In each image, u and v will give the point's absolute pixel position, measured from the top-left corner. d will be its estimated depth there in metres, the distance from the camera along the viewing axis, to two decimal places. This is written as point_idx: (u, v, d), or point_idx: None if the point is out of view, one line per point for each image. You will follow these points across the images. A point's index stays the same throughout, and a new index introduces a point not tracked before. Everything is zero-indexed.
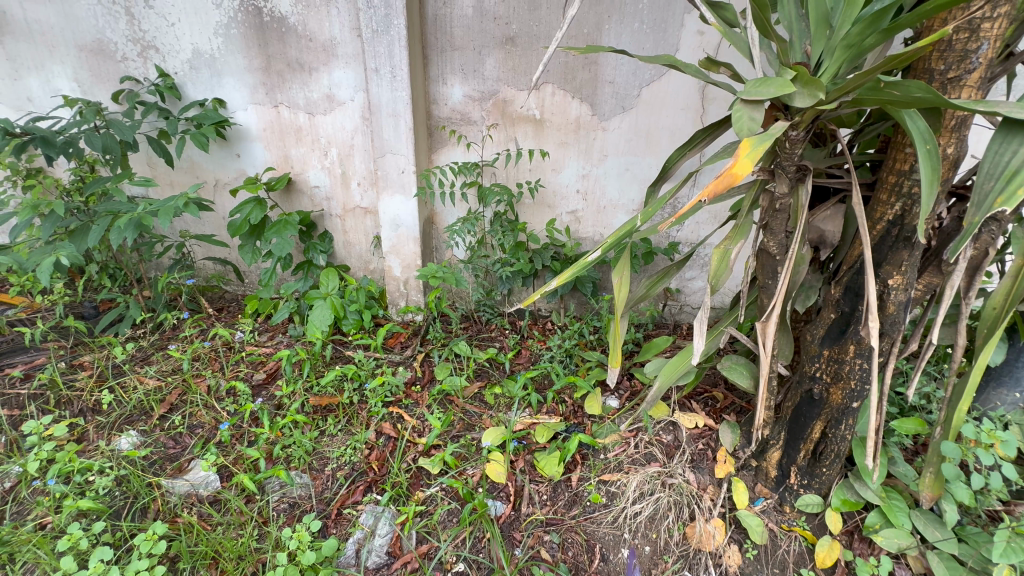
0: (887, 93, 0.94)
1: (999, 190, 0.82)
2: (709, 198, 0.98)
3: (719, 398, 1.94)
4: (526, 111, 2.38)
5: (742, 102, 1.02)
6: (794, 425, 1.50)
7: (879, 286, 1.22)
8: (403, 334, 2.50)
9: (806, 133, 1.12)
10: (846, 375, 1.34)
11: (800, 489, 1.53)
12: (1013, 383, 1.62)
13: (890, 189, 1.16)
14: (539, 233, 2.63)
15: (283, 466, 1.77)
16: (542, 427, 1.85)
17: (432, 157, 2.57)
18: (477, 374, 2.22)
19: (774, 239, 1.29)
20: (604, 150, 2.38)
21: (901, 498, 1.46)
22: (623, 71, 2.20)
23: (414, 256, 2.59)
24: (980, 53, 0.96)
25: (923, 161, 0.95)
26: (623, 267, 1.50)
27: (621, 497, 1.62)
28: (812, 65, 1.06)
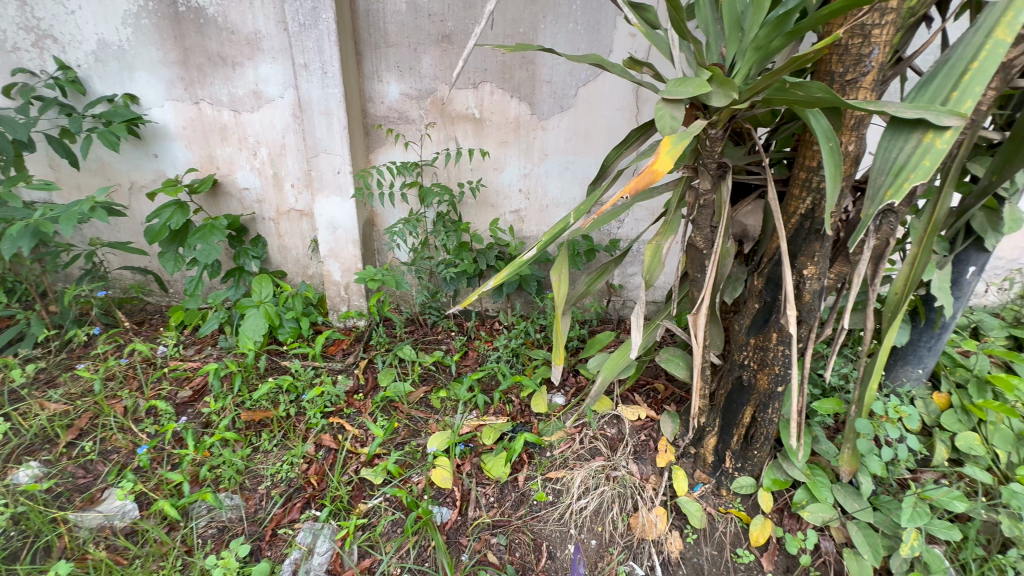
0: (793, 93, 0.99)
1: (888, 184, 0.89)
2: (631, 195, 1.01)
3: (659, 390, 1.99)
4: (465, 110, 2.35)
5: (664, 101, 1.05)
6: (727, 412, 1.56)
7: (796, 276, 1.29)
8: (345, 341, 2.40)
9: (724, 131, 1.17)
10: (771, 361, 1.42)
11: (735, 472, 1.60)
12: (916, 361, 1.77)
13: (801, 184, 1.23)
14: (483, 233, 2.61)
15: (211, 488, 1.66)
16: (489, 429, 1.84)
17: (370, 157, 2.49)
18: (423, 379, 2.17)
19: (701, 234, 1.34)
20: (544, 149, 2.39)
21: (824, 473, 1.55)
22: (560, 70, 2.23)
23: (354, 259, 2.50)
24: (873, 57, 1.03)
25: (828, 157, 1.01)
26: (561, 264, 1.51)
27: (567, 494, 1.63)
28: (727, 66, 1.11)
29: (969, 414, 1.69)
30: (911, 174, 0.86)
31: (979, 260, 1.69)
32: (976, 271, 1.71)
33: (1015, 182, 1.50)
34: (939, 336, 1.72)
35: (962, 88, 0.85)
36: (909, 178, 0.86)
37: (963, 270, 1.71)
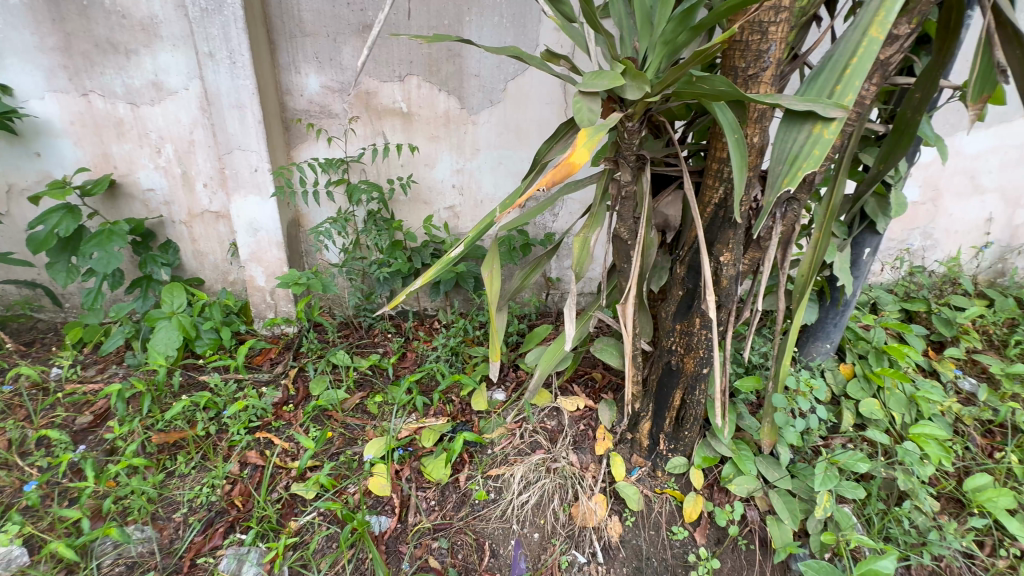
0: (699, 87, 1.02)
1: (784, 173, 0.94)
2: (549, 187, 1.00)
3: (597, 379, 2.03)
4: (392, 104, 2.28)
5: (581, 94, 1.05)
6: (659, 396, 1.62)
7: (714, 263, 1.35)
8: (272, 350, 2.26)
9: (641, 123, 1.19)
10: (696, 345, 1.48)
11: (668, 454, 1.66)
12: (825, 336, 1.92)
13: (714, 175, 1.29)
14: (417, 231, 2.55)
15: (117, 522, 1.50)
16: (428, 431, 1.80)
17: (291, 153, 2.35)
18: (358, 384, 2.08)
19: (625, 225, 1.36)
20: (475, 144, 2.36)
21: (748, 447, 1.65)
22: (487, 64, 2.20)
23: (279, 263, 2.35)
24: (771, 53, 1.09)
25: (734, 149, 1.06)
26: (493, 260, 1.49)
27: (508, 490, 1.63)
28: (640, 60, 1.13)
29: (870, 382, 1.86)
30: (803, 163, 0.92)
31: (873, 242, 1.84)
32: (871, 252, 1.86)
33: (899, 170, 1.64)
34: (843, 313, 1.87)
35: (844, 82, 0.92)
36: (802, 166, 0.92)
37: (860, 251, 1.87)
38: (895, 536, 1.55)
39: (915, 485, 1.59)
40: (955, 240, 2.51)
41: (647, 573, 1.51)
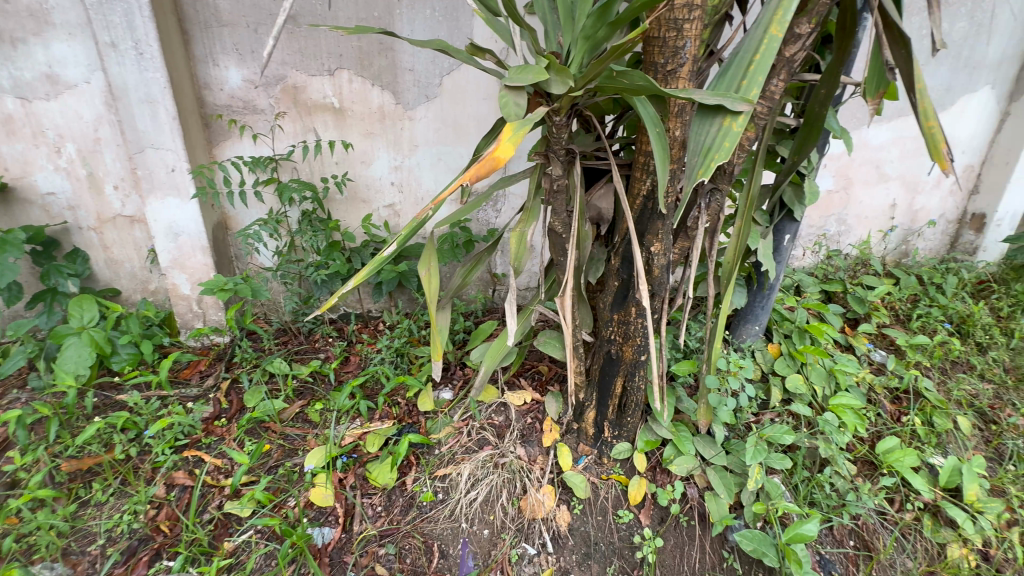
0: (619, 81, 1.05)
1: (699, 164, 1.00)
2: (474, 182, 0.99)
3: (544, 371, 2.05)
4: (322, 99, 2.18)
5: (506, 88, 1.05)
6: (602, 384, 1.66)
7: (645, 253, 1.39)
8: (202, 362, 2.13)
9: (568, 118, 1.21)
10: (633, 333, 1.52)
11: (613, 440, 1.70)
12: (754, 319, 2.03)
13: (641, 167, 1.33)
14: (356, 231, 2.46)
15: (21, 562, 1.38)
16: (372, 436, 1.76)
17: (214, 152, 2.21)
18: (298, 393, 2.00)
19: (559, 219, 1.38)
20: (413, 140, 2.29)
21: (687, 429, 1.72)
22: (421, 58, 2.15)
23: (205, 269, 2.21)
24: (686, 50, 1.13)
25: (655, 141, 1.10)
26: (430, 257, 1.47)
27: (456, 490, 1.63)
28: (564, 54, 1.14)
29: (795, 359, 2.00)
30: (715, 155, 0.97)
31: (792, 229, 1.97)
32: (791, 238, 1.99)
33: (811, 161, 1.76)
34: (768, 296, 1.99)
35: (749, 77, 0.98)
36: (714, 158, 0.97)
37: (781, 238, 1.99)
38: (818, 500, 1.68)
39: (834, 451, 1.72)
40: (866, 225, 2.74)
41: (595, 558, 1.55)
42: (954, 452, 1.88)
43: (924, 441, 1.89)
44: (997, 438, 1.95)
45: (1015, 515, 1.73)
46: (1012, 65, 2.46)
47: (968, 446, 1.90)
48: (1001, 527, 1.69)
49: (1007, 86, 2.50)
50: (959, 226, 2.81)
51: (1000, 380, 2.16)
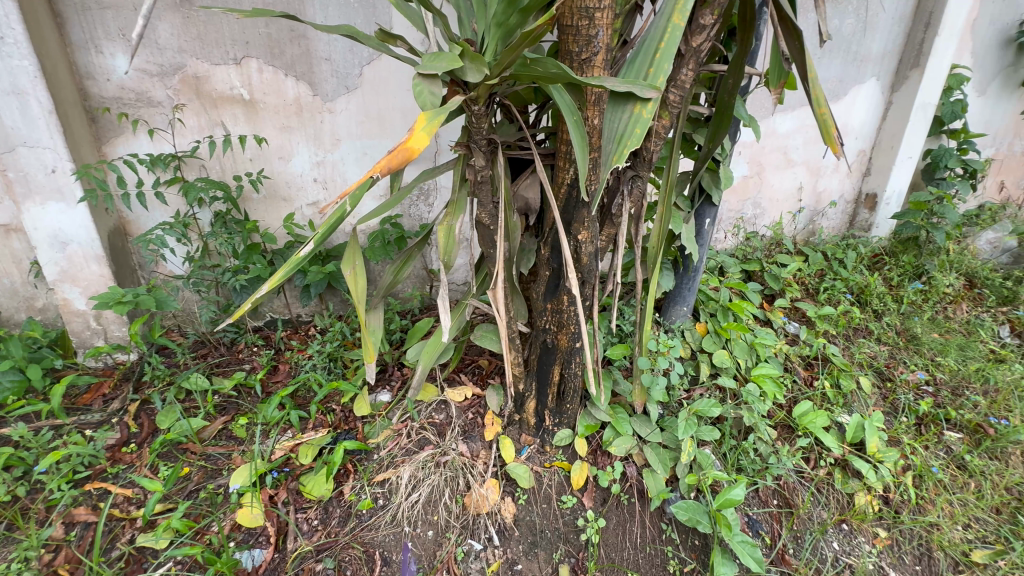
0: (534, 69, 1.04)
1: (613, 151, 1.03)
2: (388, 174, 0.93)
3: (484, 365, 2.03)
4: (229, 90, 2.02)
5: (421, 75, 1.01)
6: (540, 373, 1.67)
7: (573, 242, 1.41)
8: (106, 384, 1.93)
9: (488, 107, 1.19)
10: (566, 322, 1.54)
11: (554, 428, 1.72)
12: (682, 300, 2.13)
13: (564, 156, 1.33)
14: (278, 231, 2.31)
15: None
16: (305, 447, 1.68)
17: (104, 150, 1.99)
18: (220, 409, 1.86)
19: (486, 211, 1.36)
20: (335, 134, 2.17)
21: (624, 410, 1.77)
22: (338, 47, 2.04)
23: (103, 280, 2.00)
24: (599, 39, 1.14)
25: (573, 129, 1.11)
26: (354, 256, 1.41)
27: (397, 493, 1.59)
28: (479, 42, 1.12)
29: (720, 336, 2.11)
30: (628, 141, 1.01)
31: (711, 213, 2.07)
32: (711, 221, 2.09)
33: (724, 148, 1.86)
34: (694, 277, 2.08)
35: (655, 65, 1.03)
36: (627, 145, 1.01)
37: (702, 222, 2.09)
38: (745, 466, 1.79)
39: (756, 419, 1.85)
40: (777, 207, 2.95)
41: (541, 546, 1.57)
42: (859, 410, 2.08)
43: (833, 402, 2.07)
44: (893, 394, 2.18)
45: (909, 461, 1.95)
46: (893, 58, 2.73)
47: (869, 403, 2.11)
48: (897, 473, 1.89)
49: (889, 78, 2.78)
50: (856, 206, 3.09)
51: (894, 342, 2.41)
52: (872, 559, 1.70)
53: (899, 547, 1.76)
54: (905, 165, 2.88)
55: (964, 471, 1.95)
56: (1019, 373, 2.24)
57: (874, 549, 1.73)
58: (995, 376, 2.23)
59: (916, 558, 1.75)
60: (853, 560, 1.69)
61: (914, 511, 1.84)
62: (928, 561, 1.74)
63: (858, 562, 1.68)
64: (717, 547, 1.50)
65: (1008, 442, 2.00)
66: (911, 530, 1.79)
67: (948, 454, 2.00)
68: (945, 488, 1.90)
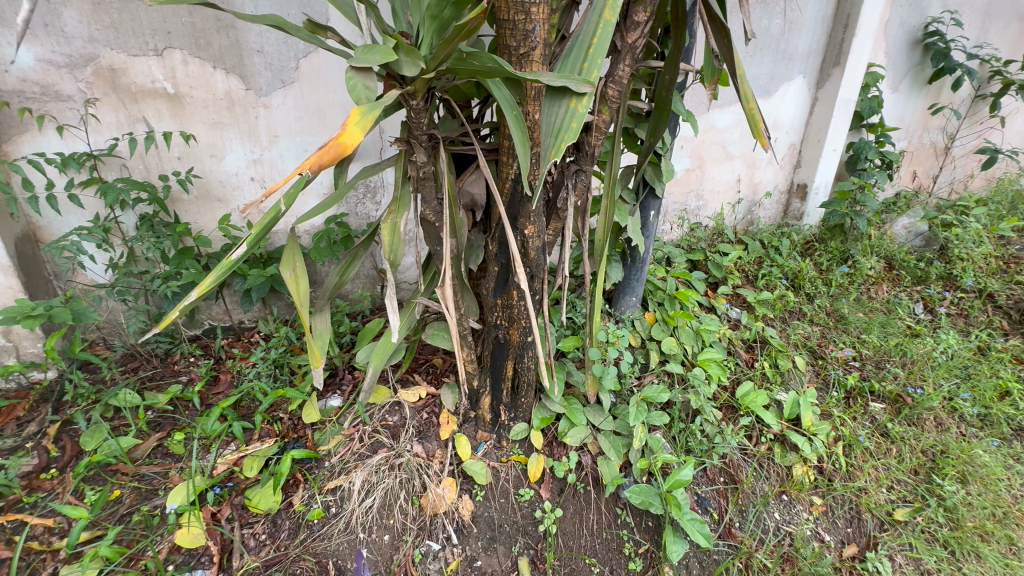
0: (470, 63, 1.03)
1: (552, 145, 1.04)
2: (319, 171, 0.90)
3: (438, 363, 2.01)
4: (151, 84, 1.88)
5: (354, 69, 0.98)
6: (494, 369, 1.66)
7: (520, 237, 1.41)
8: (20, 406, 1.77)
9: (426, 102, 1.17)
10: (517, 316, 1.54)
11: (510, 423, 1.73)
12: (631, 291, 2.19)
13: (507, 152, 1.33)
14: (214, 234, 2.18)
15: None
16: (250, 459, 1.61)
17: (7, 149, 1.83)
18: (154, 425, 1.75)
19: (430, 207, 1.35)
20: (271, 130, 2.07)
21: (578, 401, 1.80)
22: (271, 38, 1.94)
23: (12, 291, 1.82)
24: (536, 34, 1.14)
25: (514, 124, 1.10)
26: (294, 257, 1.35)
27: (350, 499, 1.56)
28: (414, 35, 1.10)
29: (668, 324, 2.19)
30: (565, 136, 1.02)
31: (655, 205, 2.14)
32: (655, 213, 2.16)
33: (664, 142, 1.92)
34: (641, 268, 2.15)
35: (589, 60, 1.05)
36: (564, 139, 1.02)
37: (647, 215, 2.15)
38: (693, 447, 1.88)
39: (702, 402, 1.93)
40: (718, 198, 3.08)
41: (500, 540, 1.58)
42: (795, 387, 2.22)
43: (771, 381, 2.20)
44: (825, 370, 2.34)
45: (839, 432, 2.09)
46: (817, 56, 2.91)
47: (804, 380, 2.25)
48: (830, 443, 2.04)
49: (814, 75, 2.96)
50: (789, 196, 3.28)
51: (825, 322, 2.59)
52: (809, 525, 1.83)
53: (832, 512, 1.90)
54: (831, 157, 3.09)
55: (887, 438, 2.13)
56: (931, 345, 2.46)
57: (810, 516, 1.86)
58: (912, 350, 2.43)
59: (847, 521, 1.89)
60: (793, 528, 1.81)
61: (845, 478, 1.99)
62: (858, 522, 1.89)
63: (797, 530, 1.80)
64: (669, 527, 1.57)
65: (924, 409, 2.19)
66: (843, 495, 1.94)
67: (873, 423, 2.18)
68: (871, 454, 2.06)
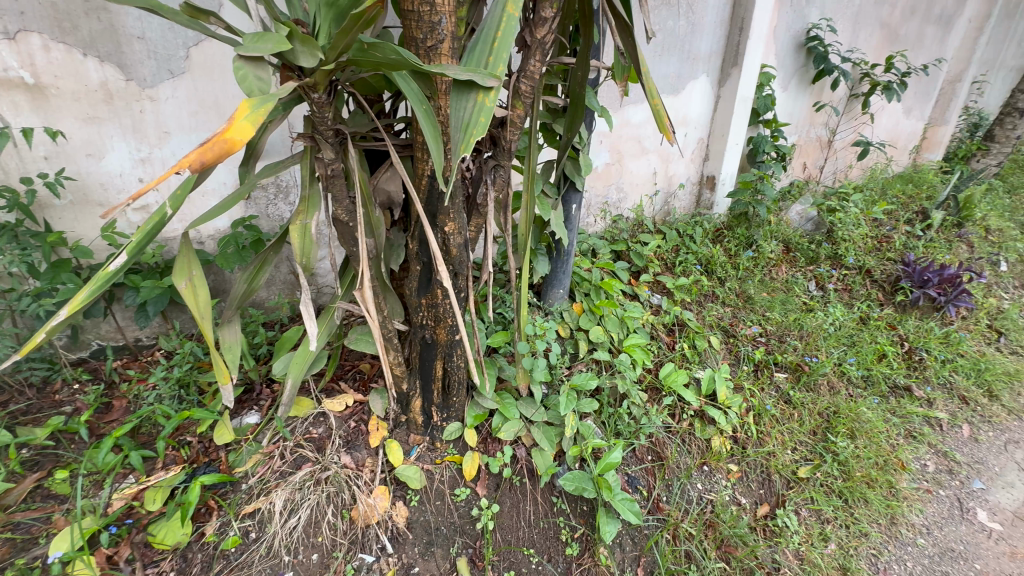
0: (373, 55, 0.98)
1: (461, 140, 1.02)
2: (204, 171, 0.82)
3: (366, 369, 1.93)
4: (2, 72, 1.63)
5: (243, 58, 0.91)
6: (423, 371, 1.62)
7: (440, 235, 1.38)
8: None
9: (330, 95, 1.11)
10: (443, 315, 1.51)
11: (443, 423, 1.70)
12: (559, 283, 2.23)
13: (421, 147, 1.29)
14: (97, 243, 1.93)
15: None
16: (152, 490, 1.45)
17: None
18: (32, 465, 1.54)
19: (342, 207, 1.28)
20: (160, 125, 1.87)
21: (511, 395, 1.81)
22: (154, 24, 1.75)
23: None
24: (443, 26, 1.11)
25: (424, 119, 1.07)
26: (190, 264, 1.23)
27: (272, 521, 1.47)
28: (311, 25, 1.03)
29: (595, 314, 2.26)
30: (474, 130, 1.01)
31: (577, 199, 2.19)
32: (577, 207, 2.21)
33: (582, 137, 1.97)
34: (566, 260, 2.19)
35: (495, 53, 1.04)
36: (474, 133, 1.00)
37: (569, 208, 2.20)
38: (622, 429, 1.96)
39: (628, 386, 2.02)
40: (637, 191, 3.22)
41: (437, 543, 1.56)
42: (711, 365, 2.39)
43: (690, 360, 2.35)
44: (736, 347, 2.54)
45: (750, 403, 2.28)
46: (718, 57, 3.13)
47: (718, 358, 2.43)
48: (742, 414, 2.21)
49: (716, 75, 3.19)
50: (700, 187, 3.52)
51: (735, 303, 2.80)
52: (727, 491, 1.98)
53: (747, 477, 2.07)
54: (733, 150, 3.35)
55: (790, 404, 2.35)
56: (822, 318, 2.76)
57: (728, 482, 2.02)
58: (807, 323, 2.71)
59: (760, 483, 2.07)
60: (713, 495, 1.95)
61: (757, 444, 2.17)
62: (768, 483, 2.08)
63: (717, 496, 1.94)
64: (602, 509, 1.63)
65: (818, 375, 2.45)
66: (755, 460, 2.11)
67: (778, 391, 2.40)
68: (777, 421, 2.27)
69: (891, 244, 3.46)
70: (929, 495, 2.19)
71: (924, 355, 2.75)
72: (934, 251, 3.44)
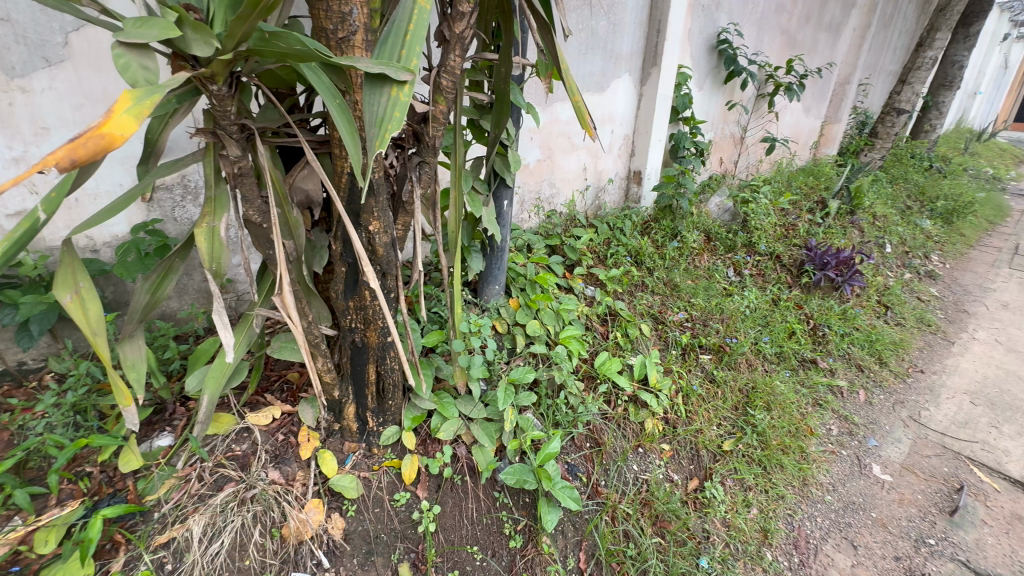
0: (275, 45, 0.92)
1: (376, 136, 0.98)
2: (76, 168, 0.74)
3: (294, 378, 1.83)
4: None
5: (123, 45, 0.82)
6: (355, 376, 1.57)
7: (364, 234, 1.33)
8: None
9: (232, 88, 1.03)
10: (373, 317, 1.46)
11: (379, 428, 1.65)
12: (495, 279, 2.24)
13: (339, 144, 1.24)
14: None
15: None
16: (44, 531, 1.29)
17: None
18: None
19: (253, 207, 1.19)
20: (37, 120, 1.65)
21: (449, 394, 1.79)
22: (22, 5, 1.54)
23: None
24: (354, 17, 1.07)
25: (337, 113, 1.02)
26: (75, 275, 1.10)
27: (191, 550, 1.36)
28: (206, 11, 0.96)
29: (531, 308, 2.28)
30: (389, 125, 0.97)
31: (508, 195, 2.20)
32: (508, 203, 2.23)
33: (509, 133, 1.98)
34: (501, 256, 2.21)
35: (407, 47, 1.02)
36: (388, 129, 0.97)
37: (501, 204, 2.21)
38: (560, 419, 2.00)
39: (565, 376, 2.07)
40: (569, 186, 3.30)
41: (377, 552, 1.51)
42: (642, 351, 2.50)
43: (623, 348, 2.45)
44: (665, 333, 2.68)
45: (679, 385, 2.42)
46: (639, 57, 3.27)
47: (649, 344, 2.55)
48: (672, 396, 2.34)
49: (638, 74, 3.33)
50: (627, 181, 3.66)
51: (663, 291, 2.96)
52: (660, 469, 2.09)
53: (678, 454, 2.19)
54: (656, 146, 3.53)
55: (714, 383, 2.53)
56: (739, 301, 2.98)
57: (661, 461, 2.13)
58: (727, 307, 2.91)
59: (689, 458, 2.21)
60: (648, 474, 2.05)
61: (686, 422, 2.30)
62: (697, 458, 2.22)
63: (651, 475, 2.04)
64: (543, 499, 1.66)
65: (738, 354, 2.65)
66: (685, 437, 2.25)
67: (703, 372, 2.56)
68: (703, 399, 2.42)
69: (796, 231, 3.79)
70: (834, 456, 2.44)
71: (827, 330, 3.05)
72: (832, 236, 3.82)
